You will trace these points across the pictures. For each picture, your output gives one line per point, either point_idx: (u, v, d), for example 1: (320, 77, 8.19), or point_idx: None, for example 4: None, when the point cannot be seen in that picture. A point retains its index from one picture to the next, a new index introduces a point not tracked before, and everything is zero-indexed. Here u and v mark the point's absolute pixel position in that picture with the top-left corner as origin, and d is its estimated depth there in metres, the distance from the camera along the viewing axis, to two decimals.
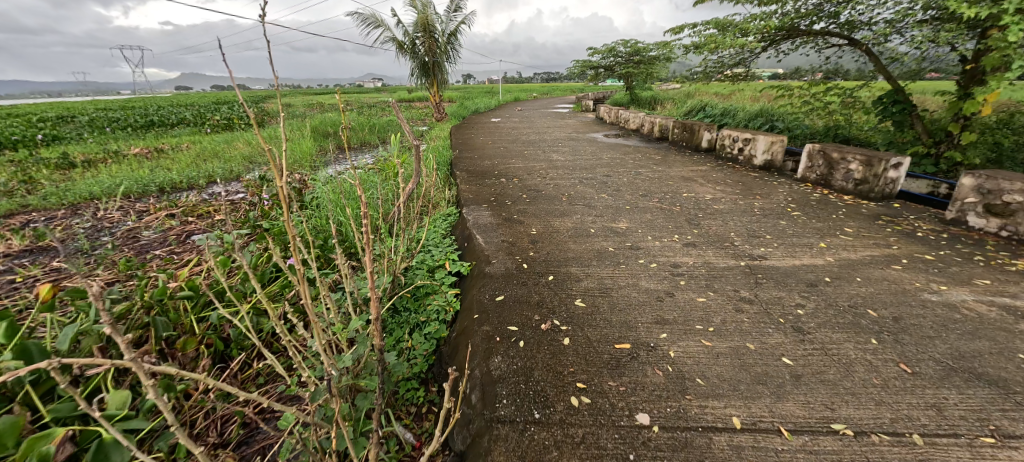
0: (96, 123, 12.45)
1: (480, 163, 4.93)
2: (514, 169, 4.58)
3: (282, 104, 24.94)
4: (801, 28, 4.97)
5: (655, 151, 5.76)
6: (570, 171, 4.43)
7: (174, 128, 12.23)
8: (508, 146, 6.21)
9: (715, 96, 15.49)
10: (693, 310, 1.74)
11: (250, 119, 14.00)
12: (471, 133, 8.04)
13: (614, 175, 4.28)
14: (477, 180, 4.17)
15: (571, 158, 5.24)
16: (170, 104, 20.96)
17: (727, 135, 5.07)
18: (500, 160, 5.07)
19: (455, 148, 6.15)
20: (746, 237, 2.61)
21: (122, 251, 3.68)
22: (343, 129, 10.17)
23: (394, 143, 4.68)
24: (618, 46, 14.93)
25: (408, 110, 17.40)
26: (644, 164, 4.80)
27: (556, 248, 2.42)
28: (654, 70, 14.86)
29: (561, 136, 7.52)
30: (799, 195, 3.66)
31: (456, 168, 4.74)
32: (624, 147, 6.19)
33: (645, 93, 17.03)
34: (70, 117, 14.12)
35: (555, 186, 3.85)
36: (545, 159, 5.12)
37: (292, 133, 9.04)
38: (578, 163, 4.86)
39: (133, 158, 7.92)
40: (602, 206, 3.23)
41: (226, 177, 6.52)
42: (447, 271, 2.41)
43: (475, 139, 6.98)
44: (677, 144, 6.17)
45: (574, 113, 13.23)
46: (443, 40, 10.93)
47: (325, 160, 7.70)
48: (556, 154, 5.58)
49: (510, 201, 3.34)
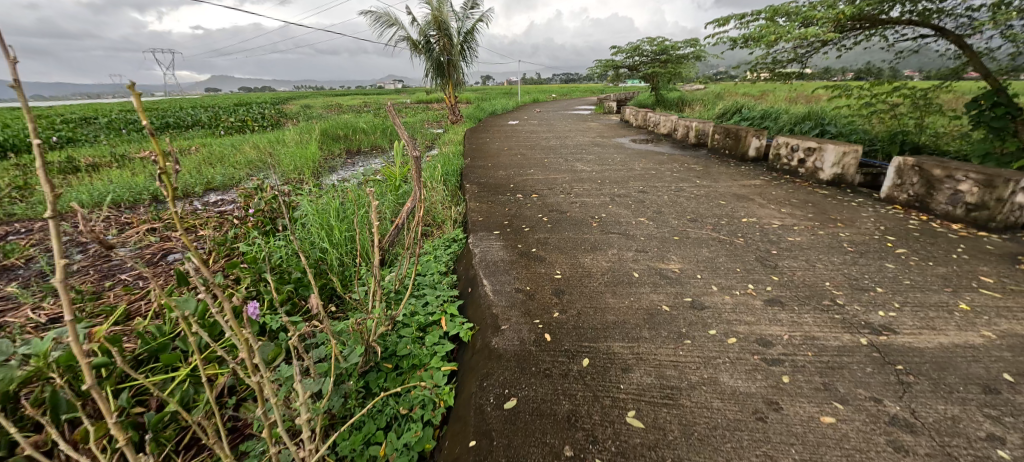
0: (115, 125, 12.56)
1: (493, 173, 4.35)
2: (533, 181, 3.97)
3: (302, 106, 25.09)
4: (877, 17, 4.18)
5: (694, 160, 5.04)
6: (599, 185, 3.79)
7: (189, 130, 12.21)
8: (526, 153, 5.59)
9: (748, 97, 14.47)
10: (824, 447, 1.07)
11: (265, 121, 13.89)
12: (486, 136, 7.47)
13: (651, 191, 3.61)
14: (489, 195, 3.57)
15: (597, 168, 4.59)
16: (192, 106, 21.37)
17: (783, 143, 4.31)
18: (517, 170, 4.47)
19: (467, 155, 5.58)
20: (850, 291, 1.91)
21: (83, 276, 3.25)
22: (354, 131, 9.78)
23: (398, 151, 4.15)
24: (643, 44, 14.14)
25: (423, 112, 17.05)
26: (684, 177, 4.10)
27: (590, 305, 1.78)
28: (682, 70, 13.99)
29: (584, 141, 6.84)
30: (892, 222, 2.91)
31: (466, 180, 4.15)
32: (656, 154, 5.48)
33: (671, 94, 16.12)
34: (92, 119, 14.32)
35: (581, 205, 3.22)
36: (567, 169, 4.49)
37: (301, 137, 8.70)
38: (607, 175, 4.21)
39: (139, 163, 7.70)
40: (643, 235, 2.57)
41: (225, 185, 6.15)
42: (442, 332, 1.80)
43: (489, 145, 6.40)
44: (718, 152, 5.42)
45: (596, 115, 12.52)
46: (459, 39, 10.42)
47: (331, 166, 7.28)
48: (579, 162, 4.94)
49: (528, 227, 2.73)
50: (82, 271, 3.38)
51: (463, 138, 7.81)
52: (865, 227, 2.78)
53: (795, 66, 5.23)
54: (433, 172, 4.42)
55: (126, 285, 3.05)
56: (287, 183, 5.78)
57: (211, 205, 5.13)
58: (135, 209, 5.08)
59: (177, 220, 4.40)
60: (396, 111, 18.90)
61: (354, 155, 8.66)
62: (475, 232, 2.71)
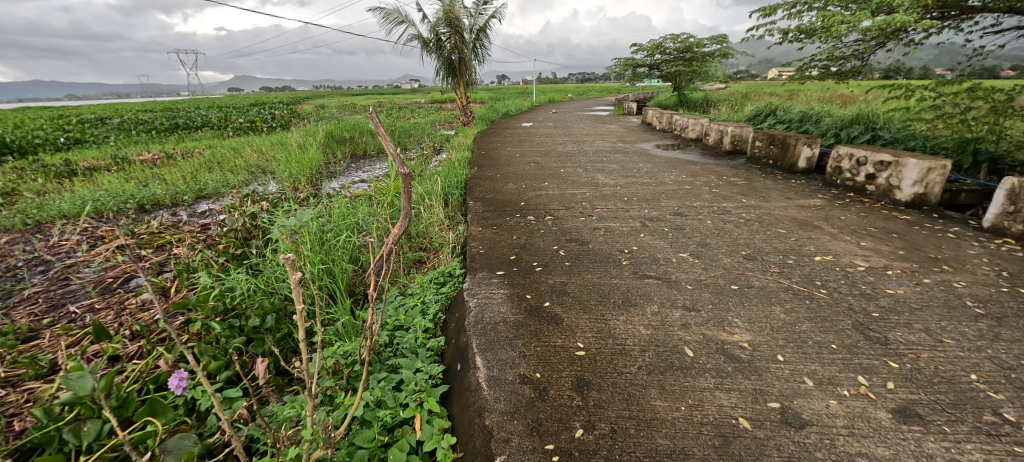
0: (126, 126, 12.53)
1: (501, 187, 3.79)
2: (546, 198, 3.40)
3: (316, 106, 25.10)
4: (966, 3, 3.46)
5: (733, 171, 4.39)
6: (625, 204, 3.19)
7: (197, 131, 12.07)
8: (540, 161, 5.01)
9: (779, 97, 13.55)
10: None
11: (275, 121, 13.69)
12: (497, 141, 6.93)
13: (690, 212, 3.00)
14: (494, 215, 3.02)
15: (621, 181, 3.98)
16: (208, 105, 21.54)
17: (846, 154, 3.62)
18: (529, 182, 3.91)
19: (474, 162, 5.03)
20: (1014, 394, 1.29)
21: (27, 308, 2.83)
22: (360, 134, 9.38)
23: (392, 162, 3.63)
24: (666, 41, 13.37)
25: (435, 113, 16.65)
26: (726, 194, 3.47)
27: (628, 412, 1.21)
28: (708, 68, 13.17)
29: (604, 146, 6.22)
30: (1014, 264, 2.24)
31: (469, 195, 3.60)
32: (687, 164, 4.83)
33: (695, 94, 15.25)
34: (107, 119, 14.42)
35: (605, 232, 2.64)
36: (587, 182, 3.90)
37: (304, 139, 8.34)
38: (633, 190, 3.60)
39: (138, 167, 7.46)
40: (688, 282, 1.98)
41: (218, 193, 5.79)
42: (414, 444, 1.25)
43: (500, 151, 5.85)
44: (759, 161, 4.73)
45: (615, 116, 11.85)
46: (471, 36, 9.90)
47: (333, 171, 6.86)
48: (601, 173, 4.34)
49: (540, 266, 2.16)
50: (30, 299, 2.97)
51: (472, 142, 7.27)
52: (983, 273, 2.13)
53: (853, 65, 4.52)
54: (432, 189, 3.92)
55: (66, 324, 2.60)
56: (279, 193, 5.36)
57: (196, 217, 4.73)
58: (117, 221, 4.73)
59: (151, 236, 3.98)
60: (409, 111, 18.56)
61: (359, 159, 8.24)
62: (474, 270, 2.15)
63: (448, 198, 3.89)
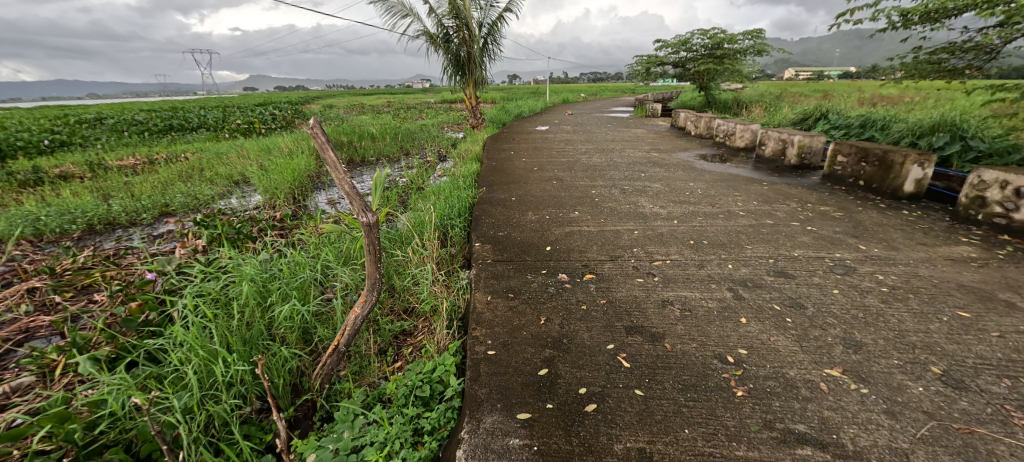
0: (119, 127, 11.93)
1: (516, 218, 2.87)
2: (579, 239, 2.47)
3: (322, 106, 24.50)
4: None
5: (816, 195, 3.39)
6: (694, 253, 2.24)
7: (191, 133, 11.40)
8: (562, 178, 4.07)
9: (818, 98, 12.35)
10: None
11: (274, 122, 13.02)
12: (510, 148, 6.02)
13: (797, 270, 2.04)
14: (509, 270, 2.09)
15: (675, 209, 3.02)
16: (212, 104, 21.07)
17: (994, 180, 2.62)
18: (552, 211, 3.00)
19: (482, 178, 4.11)
20: None
21: None
22: (360, 137, 8.56)
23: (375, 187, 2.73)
24: (694, 37, 12.29)
25: (443, 114, 15.78)
26: (831, 235, 2.49)
27: None
28: (740, 66, 12.05)
29: (636, 156, 5.26)
30: None
31: (473, 231, 2.68)
32: (749, 183, 3.84)
33: (723, 95, 14.13)
34: (104, 119, 13.90)
35: (681, 309, 1.71)
36: (631, 212, 2.95)
37: (296, 144, 7.55)
38: (697, 226, 2.64)
39: (113, 176, 6.75)
40: (881, 460, 1.04)
41: (186, 209, 4.99)
42: None
43: (513, 163, 4.92)
44: (842, 181, 3.72)
45: (638, 119, 10.82)
46: (481, 31, 9.00)
47: (322, 182, 6.05)
48: (644, 196, 3.38)
49: (592, 402, 1.22)
50: None
51: (481, 149, 6.37)
52: None
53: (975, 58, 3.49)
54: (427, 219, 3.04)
55: None
56: (252, 213, 4.53)
57: (147, 243, 3.92)
58: (55, 247, 3.94)
59: (73, 274, 3.15)
60: (417, 112, 17.76)
61: (355, 166, 7.41)
62: (477, 406, 1.23)
63: (447, 232, 3.00)
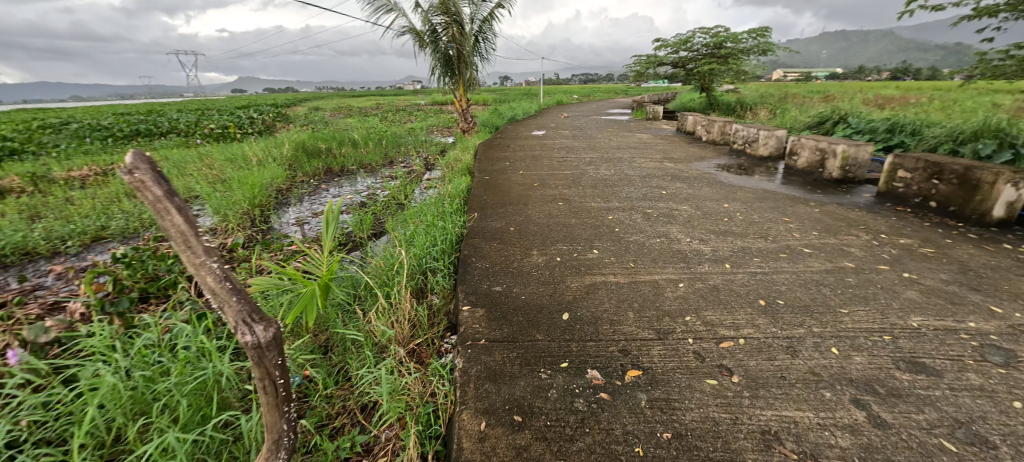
0: (82, 132, 10.99)
1: (518, 260, 2.18)
2: (606, 298, 1.78)
3: (309, 108, 23.60)
4: None
5: (883, 221, 2.77)
6: (774, 324, 1.58)
7: (159, 138, 10.52)
8: (568, 197, 3.39)
9: (823, 99, 11.89)
10: None
11: (253, 126, 12.16)
12: (505, 157, 5.34)
13: (934, 359, 1.39)
14: (513, 361, 1.41)
15: (719, 244, 2.37)
16: (191, 107, 20.05)
17: None
18: (563, 250, 2.30)
19: (472, 198, 3.42)
20: None
21: None
22: (340, 144, 7.81)
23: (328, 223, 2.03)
24: (695, 36, 11.76)
25: (434, 117, 15.06)
26: (941, 289, 1.86)
27: None
28: (743, 66, 11.54)
29: (650, 168, 4.60)
30: None
31: (461, 281, 1.98)
32: (793, 203, 3.21)
33: (725, 96, 13.62)
34: (69, 124, 12.91)
35: (798, 454, 1.03)
36: (665, 250, 2.28)
37: (267, 152, 6.78)
38: (758, 274, 1.99)
39: (54, 187, 5.92)
40: None
41: (124, 236, 4.24)
42: None
43: (509, 176, 4.23)
44: (906, 201, 3.10)
45: (639, 122, 10.22)
46: (473, 28, 8.32)
47: (292, 196, 5.30)
48: (674, 223, 2.71)
49: None
50: None
51: (472, 158, 5.67)
52: None
53: None
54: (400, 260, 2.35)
55: None
56: (197, 241, 3.76)
57: (63, 281, 3.19)
58: None
59: None
60: (406, 115, 17.00)
61: (333, 176, 6.66)
62: None
63: (427, 277, 2.30)
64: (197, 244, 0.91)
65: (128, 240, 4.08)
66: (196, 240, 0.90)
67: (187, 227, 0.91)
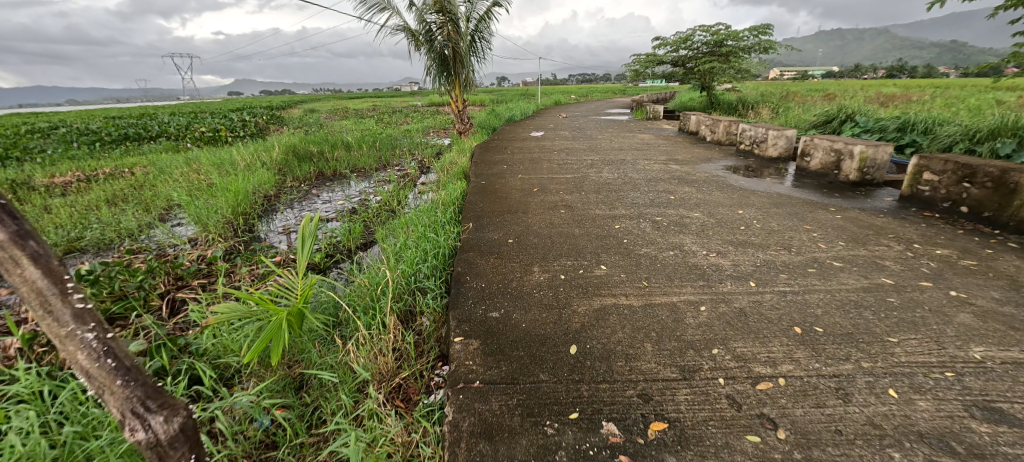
0: (67, 135, 10.65)
1: (517, 278, 1.95)
2: (619, 327, 1.55)
3: (304, 110, 23.32)
4: None
5: (912, 228, 2.55)
6: (815, 358, 1.36)
7: (147, 142, 10.22)
8: (569, 203, 3.17)
9: (825, 98, 11.72)
10: None
11: (245, 128, 11.88)
12: (502, 161, 5.12)
13: (1015, 404, 1.17)
14: (512, 411, 1.18)
15: (739, 257, 2.14)
16: (184, 110, 19.75)
17: None
18: (567, 266, 2.07)
19: (467, 204, 3.20)
20: None
21: None
22: (333, 147, 7.56)
23: (302, 240, 1.77)
24: (695, 34, 11.57)
25: (431, 119, 14.83)
26: (997, 310, 1.64)
27: None
28: (744, 64, 11.35)
29: (654, 170, 4.39)
30: None
31: (453, 305, 1.75)
32: (812, 209, 2.99)
33: (725, 95, 13.44)
34: (56, 127, 12.59)
35: None
36: (680, 265, 2.05)
37: (255, 155, 6.53)
38: (788, 294, 1.76)
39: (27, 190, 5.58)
40: None
41: (99, 246, 3.81)
42: None
43: (506, 181, 4.00)
44: (933, 206, 2.88)
45: (639, 122, 10.01)
46: (469, 27, 8.10)
47: (280, 202, 5.06)
48: (687, 233, 2.49)
49: None
50: None
51: (469, 161, 5.45)
52: None
53: None
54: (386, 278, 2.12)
55: None
56: (174, 255, 3.46)
57: None
58: None
59: None
60: (402, 116, 16.74)
61: (325, 181, 6.42)
62: None
63: (417, 296, 2.07)
64: (61, 308, 0.79)
65: (103, 253, 3.71)
66: (60, 303, 0.79)
67: (45, 284, 0.79)
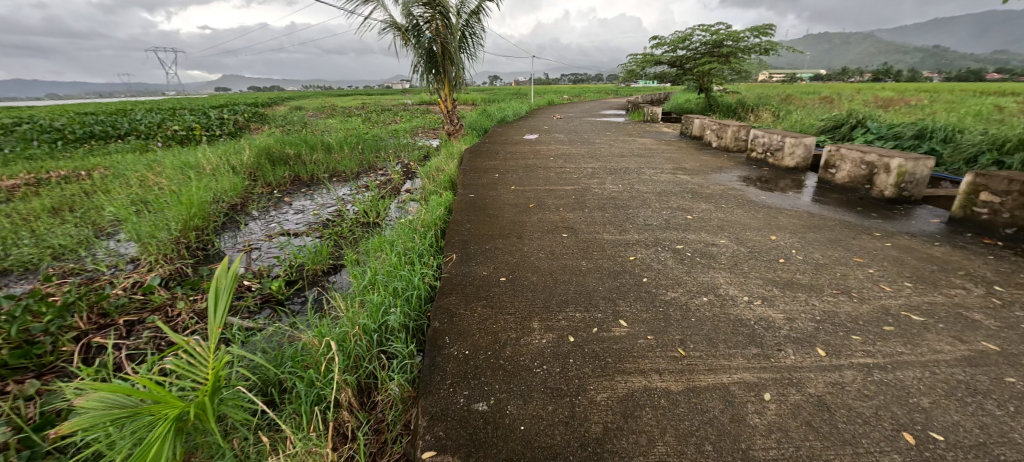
0: (22, 131, 9.74)
1: (511, 339, 1.47)
2: (658, 433, 1.08)
3: (290, 107, 22.42)
4: None
5: (978, 261, 2.17)
6: None
7: (111, 140, 9.42)
8: (572, 224, 2.71)
9: (825, 101, 11.48)
10: None
11: (221, 126, 11.12)
12: (495, 168, 4.64)
13: None
14: None
15: (792, 305, 1.72)
16: (160, 106, 18.73)
17: None
18: (576, 320, 1.58)
19: (453, 223, 2.71)
20: None
21: None
22: (312, 149, 6.99)
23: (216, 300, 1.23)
24: (695, 34, 11.21)
25: (421, 118, 14.23)
26: None
27: None
28: (745, 65, 11.02)
29: (664, 181, 3.96)
30: None
31: (424, 388, 1.26)
32: (853, 233, 2.59)
33: (723, 97, 13.12)
34: (15, 121, 11.61)
35: None
36: (721, 319, 1.60)
37: (223, 156, 5.93)
38: (872, 370, 1.34)
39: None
40: None
41: (26, 268, 2.94)
42: None
43: (499, 194, 3.53)
44: (994, 233, 2.49)
45: (638, 125, 9.58)
46: (461, 21, 7.60)
47: (246, 211, 4.51)
48: (718, 268, 2.06)
49: None
50: None
51: (458, 168, 4.97)
52: None
53: None
54: (339, 336, 1.59)
55: None
56: (105, 282, 2.69)
57: None
58: None
59: None
60: (391, 115, 16.13)
61: (300, 186, 5.86)
62: None
63: (381, 362, 1.55)
64: None
65: (16, 276, 2.87)
66: None
67: None
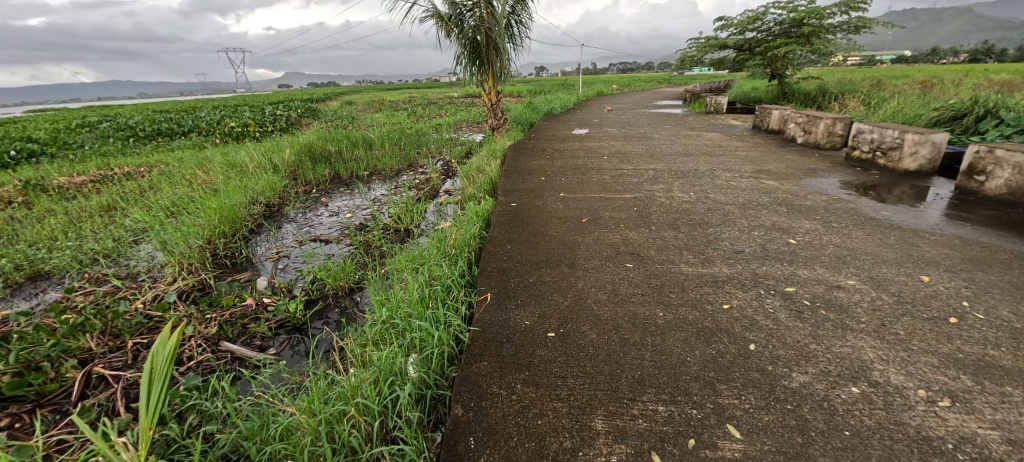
0: (107, 128, 10.65)
1: (565, 453, 0.98)
2: None
3: (341, 102, 23.16)
4: None
5: None
6: None
7: (179, 136, 10.04)
8: (637, 248, 2.17)
9: (933, 86, 9.65)
10: None
11: (275, 122, 11.53)
12: (540, 169, 4.16)
13: None
14: None
15: (1008, 417, 1.09)
16: (225, 102, 20.02)
17: None
18: (658, 421, 1.07)
19: (491, 243, 2.27)
20: None
21: None
22: (353, 145, 6.89)
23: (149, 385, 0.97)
24: (769, 12, 9.87)
25: (465, 112, 13.98)
26: None
27: None
28: (831, 46, 9.54)
29: (746, 188, 3.27)
30: None
31: None
32: None
33: (801, 83, 11.54)
34: (103, 119, 12.77)
35: None
36: (896, 439, 1.02)
37: (268, 153, 5.93)
38: None
39: (31, 187, 5.17)
40: None
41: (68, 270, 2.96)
42: None
43: (545, 202, 3.04)
44: None
45: (700, 116, 8.59)
46: (506, 7, 7.09)
47: (282, 212, 4.40)
48: (859, 331, 1.45)
49: None
50: None
51: (500, 168, 4.54)
52: None
53: None
54: (329, 417, 1.21)
55: None
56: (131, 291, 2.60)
57: None
58: None
59: None
60: (435, 109, 16.01)
61: (340, 184, 5.74)
62: None
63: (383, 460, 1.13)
64: None
65: (56, 281, 2.88)
66: None
67: None
